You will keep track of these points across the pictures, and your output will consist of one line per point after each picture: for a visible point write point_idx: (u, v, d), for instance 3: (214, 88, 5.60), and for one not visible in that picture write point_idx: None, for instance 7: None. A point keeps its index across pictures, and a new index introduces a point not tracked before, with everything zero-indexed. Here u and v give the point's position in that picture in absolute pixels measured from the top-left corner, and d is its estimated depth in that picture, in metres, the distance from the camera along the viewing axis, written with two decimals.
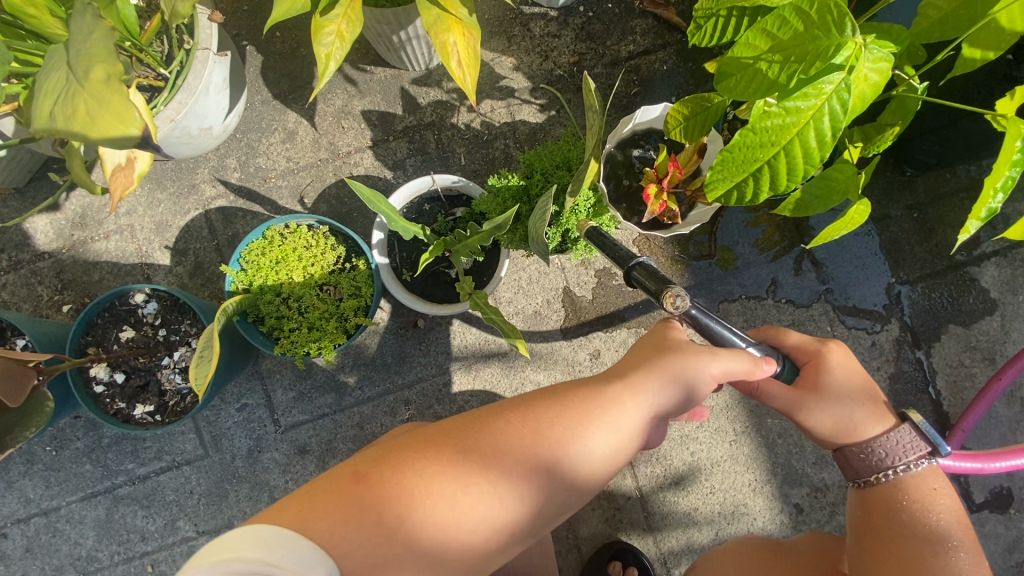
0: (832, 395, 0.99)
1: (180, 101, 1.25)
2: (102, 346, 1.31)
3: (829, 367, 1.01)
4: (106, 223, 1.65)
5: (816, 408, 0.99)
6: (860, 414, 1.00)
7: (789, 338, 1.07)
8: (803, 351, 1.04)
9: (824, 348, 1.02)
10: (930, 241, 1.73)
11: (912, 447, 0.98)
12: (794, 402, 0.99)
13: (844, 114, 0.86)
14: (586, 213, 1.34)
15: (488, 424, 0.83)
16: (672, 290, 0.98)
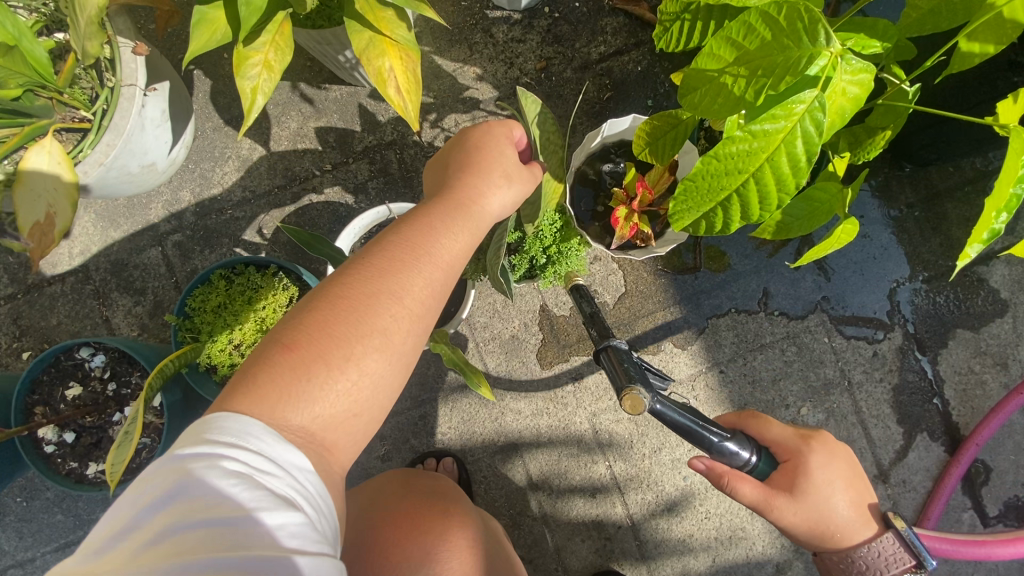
0: (808, 497, 1.01)
1: (108, 142, 1.18)
2: (50, 405, 1.25)
3: (809, 467, 1.02)
4: (60, 264, 1.58)
5: (788, 507, 1.00)
6: (839, 514, 1.02)
7: (770, 430, 1.08)
8: (783, 446, 1.05)
9: (802, 446, 1.04)
10: (933, 240, 1.61)
11: (896, 560, 0.99)
12: (764, 498, 1.02)
13: (819, 136, 0.75)
14: (552, 238, 1.26)
15: (342, 297, 0.76)
16: (632, 392, 0.93)
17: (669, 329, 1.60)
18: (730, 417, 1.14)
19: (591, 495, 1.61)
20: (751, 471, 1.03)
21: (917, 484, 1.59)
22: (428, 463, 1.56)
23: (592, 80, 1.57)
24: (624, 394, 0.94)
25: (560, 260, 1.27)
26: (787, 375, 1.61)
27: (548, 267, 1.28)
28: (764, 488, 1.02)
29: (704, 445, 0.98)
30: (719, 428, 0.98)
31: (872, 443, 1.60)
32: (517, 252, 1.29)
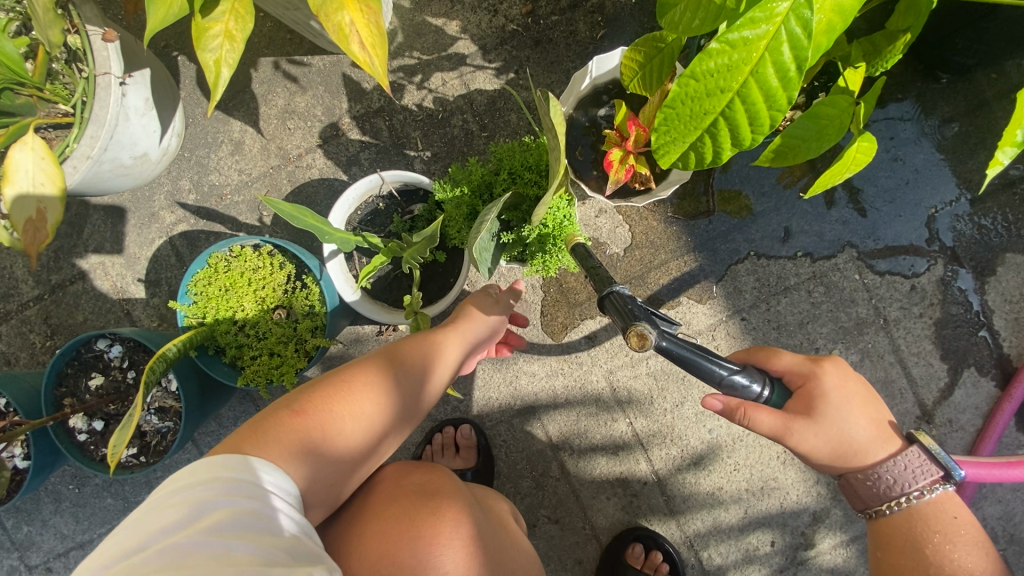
0: (826, 417, 0.94)
1: (93, 134, 1.18)
2: (76, 396, 1.30)
3: (823, 389, 0.96)
4: (79, 263, 1.63)
5: (806, 429, 0.93)
6: (858, 435, 0.95)
7: (778, 359, 1.02)
8: (795, 373, 1.00)
9: (814, 369, 0.98)
10: (975, 157, 1.45)
11: (923, 472, 0.91)
12: (782, 426, 0.93)
13: (807, 38, 0.64)
14: (551, 226, 1.17)
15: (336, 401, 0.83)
16: (638, 328, 0.85)
17: (684, 278, 1.52)
18: (740, 354, 1.08)
19: (614, 453, 1.58)
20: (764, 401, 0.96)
21: (964, 423, 1.48)
22: (446, 431, 1.58)
23: (583, 19, 1.47)
24: (629, 330, 0.86)
25: (552, 250, 1.20)
26: (815, 317, 1.51)
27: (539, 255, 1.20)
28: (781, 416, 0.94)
29: (712, 379, 0.89)
30: (727, 360, 0.89)
31: (912, 383, 1.50)
32: (510, 231, 1.19)
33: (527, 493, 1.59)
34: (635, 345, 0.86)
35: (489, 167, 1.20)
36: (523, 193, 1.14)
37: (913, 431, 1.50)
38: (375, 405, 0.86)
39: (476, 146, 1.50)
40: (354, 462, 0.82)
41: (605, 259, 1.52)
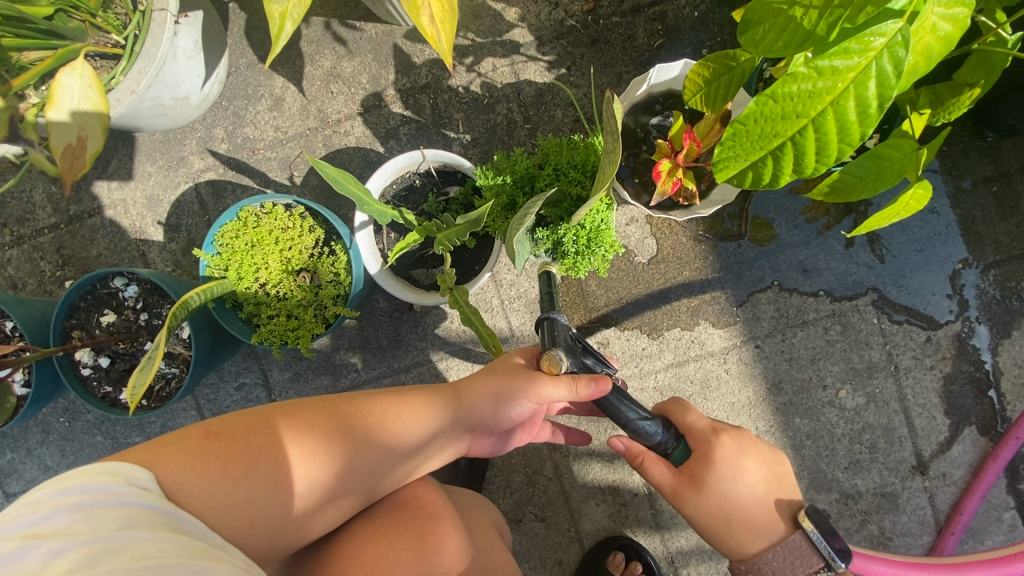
0: (711, 488, 0.98)
1: (139, 70, 1.15)
2: (86, 330, 1.29)
3: (713, 457, 0.99)
4: (100, 197, 1.60)
5: (699, 496, 0.99)
6: (742, 510, 0.97)
7: (688, 418, 1.06)
8: (693, 435, 1.03)
9: (710, 436, 1.01)
10: (1010, 219, 1.46)
11: (805, 563, 0.92)
12: (673, 486, 1.01)
13: (896, 78, 0.64)
14: (589, 228, 1.16)
15: (367, 417, 0.94)
16: (549, 354, 0.97)
17: (705, 298, 1.52)
18: (659, 407, 1.13)
19: (609, 461, 1.59)
20: (666, 455, 1.03)
21: (956, 478, 1.50)
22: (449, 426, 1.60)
23: (643, 25, 1.45)
24: (543, 355, 0.98)
25: (586, 254, 1.18)
26: (828, 355, 1.52)
27: (572, 256, 1.18)
28: (675, 474, 1.01)
29: (620, 419, 1.00)
30: (637, 407, 0.99)
31: (913, 432, 1.51)
32: (546, 228, 1.18)
33: (517, 488, 1.60)
34: (547, 369, 0.98)
35: (534, 161, 1.19)
36: (566, 192, 1.13)
37: (906, 479, 1.51)
38: (403, 419, 0.97)
39: (518, 137, 1.49)
40: (373, 468, 0.94)
41: (629, 268, 1.52)
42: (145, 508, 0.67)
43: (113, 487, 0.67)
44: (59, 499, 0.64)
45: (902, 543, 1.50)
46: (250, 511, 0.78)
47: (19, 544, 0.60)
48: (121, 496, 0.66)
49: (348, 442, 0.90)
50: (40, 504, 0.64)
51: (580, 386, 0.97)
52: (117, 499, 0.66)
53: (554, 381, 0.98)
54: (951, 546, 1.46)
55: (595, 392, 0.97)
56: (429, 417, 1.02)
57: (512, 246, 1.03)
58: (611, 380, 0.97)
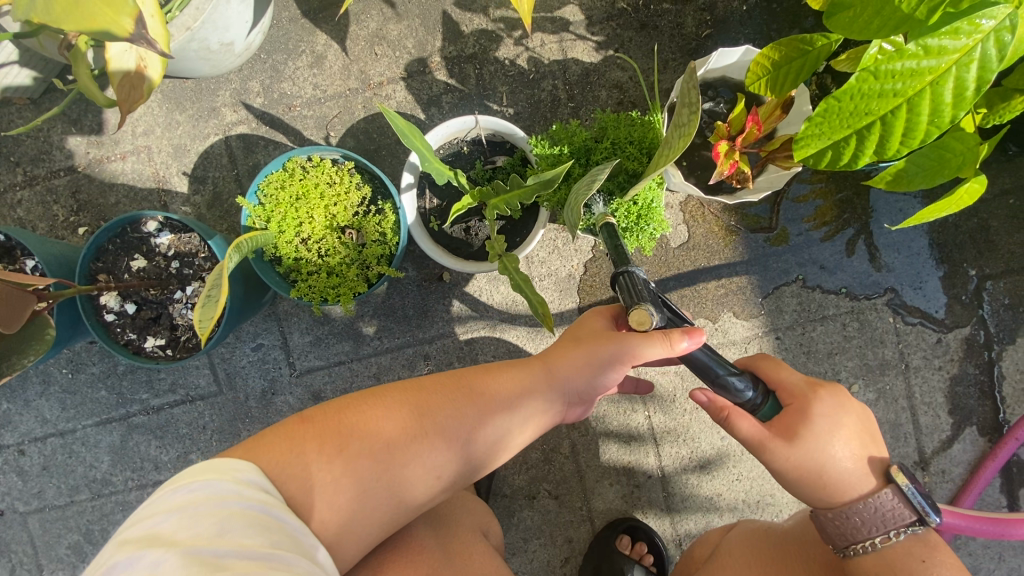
0: (807, 443, 0.98)
1: (198, 6, 1.15)
2: (113, 274, 1.25)
3: (811, 412, 1.00)
4: (123, 142, 1.55)
5: (788, 451, 0.99)
6: (837, 465, 0.98)
7: (781, 374, 1.07)
8: (789, 391, 1.04)
9: (808, 392, 1.02)
10: (1023, 232, 1.53)
11: (896, 514, 0.97)
12: (761, 439, 1.00)
13: (999, 62, 0.68)
14: (641, 205, 1.17)
15: (442, 383, 0.99)
16: (640, 307, 0.96)
17: (731, 288, 1.56)
18: (744, 361, 1.13)
19: (626, 442, 1.61)
20: (755, 411, 1.03)
21: (955, 475, 1.57)
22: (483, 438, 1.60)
23: (693, 14, 1.47)
24: (632, 310, 0.97)
25: (635, 231, 1.19)
26: (844, 350, 1.57)
27: (621, 232, 1.20)
28: (765, 427, 1.01)
29: (710, 375, 1.01)
30: (727, 362, 1.00)
31: (918, 430, 1.57)
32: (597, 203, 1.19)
33: (533, 464, 1.61)
34: (636, 327, 0.98)
35: (590, 134, 1.19)
36: (623, 166, 1.14)
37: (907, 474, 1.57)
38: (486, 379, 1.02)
39: (561, 114, 1.49)
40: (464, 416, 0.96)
41: (660, 254, 1.54)
42: (245, 510, 0.72)
43: (216, 487, 0.73)
44: (169, 502, 0.71)
45: None
46: (344, 471, 0.84)
47: (137, 548, 0.68)
48: (219, 502, 0.72)
49: (429, 399, 0.96)
50: (157, 507, 0.72)
51: (675, 341, 0.98)
52: (217, 503, 0.72)
53: (648, 338, 0.99)
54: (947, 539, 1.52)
55: (688, 345, 0.99)
56: (513, 381, 1.03)
57: (574, 215, 1.04)
58: (703, 330, 0.99)
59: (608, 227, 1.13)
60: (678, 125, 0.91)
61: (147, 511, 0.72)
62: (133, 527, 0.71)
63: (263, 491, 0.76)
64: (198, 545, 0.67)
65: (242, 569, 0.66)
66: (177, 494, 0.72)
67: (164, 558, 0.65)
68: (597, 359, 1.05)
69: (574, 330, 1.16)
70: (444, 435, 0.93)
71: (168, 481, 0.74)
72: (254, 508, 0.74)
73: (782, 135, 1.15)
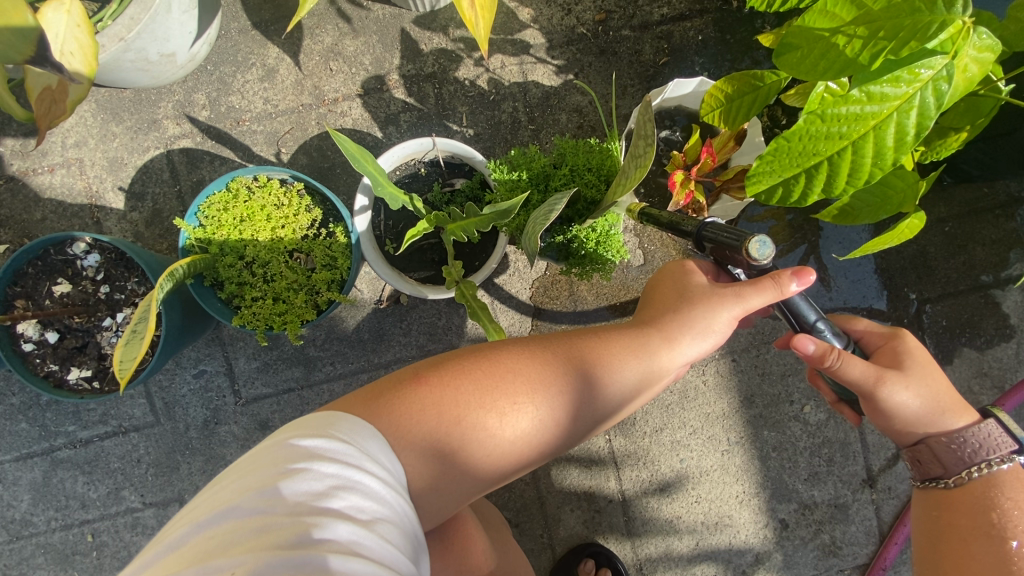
0: (912, 372, 0.97)
1: (133, 15, 1.08)
2: (33, 300, 1.15)
3: (908, 347, 1.00)
4: (51, 155, 1.44)
5: (896, 381, 0.95)
6: (940, 401, 0.98)
7: (858, 324, 1.09)
8: (876, 335, 1.05)
9: (895, 333, 1.03)
10: (958, 258, 1.61)
11: (1003, 441, 0.94)
12: (872, 373, 0.95)
13: (937, 108, 0.70)
14: (599, 233, 1.16)
15: (485, 402, 0.82)
16: (755, 238, 0.82)
17: None
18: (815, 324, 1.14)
19: (587, 466, 1.59)
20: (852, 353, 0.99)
21: (900, 492, 1.61)
22: None
23: (651, 42, 1.50)
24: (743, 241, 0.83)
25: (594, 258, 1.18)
26: (797, 371, 1.60)
27: (579, 259, 1.20)
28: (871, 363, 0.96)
29: (801, 321, 0.96)
30: (816, 307, 0.96)
31: (866, 448, 1.61)
32: (557, 230, 1.19)
33: (493, 491, 1.57)
34: (746, 258, 0.84)
35: (549, 160, 1.18)
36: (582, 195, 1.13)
37: (857, 492, 1.61)
38: (537, 401, 0.85)
39: (521, 137, 1.48)
40: (498, 455, 0.83)
41: (619, 278, 1.54)
42: (355, 475, 0.65)
43: (341, 454, 0.66)
44: (287, 450, 0.65)
45: (850, 552, 1.61)
46: None
47: (256, 498, 0.61)
48: (351, 473, 0.65)
49: (459, 436, 0.80)
50: (280, 459, 0.64)
51: (784, 285, 0.91)
52: (344, 473, 0.65)
53: (755, 288, 0.93)
54: (893, 554, 1.57)
55: (797, 288, 0.91)
56: (565, 406, 0.88)
57: (531, 245, 1.02)
58: (815, 273, 0.90)
59: (648, 212, 1.11)
60: (635, 157, 0.91)
61: (270, 459, 0.64)
62: (250, 478, 0.63)
63: (376, 468, 0.68)
64: (309, 512, 0.59)
65: (347, 549, 0.58)
66: (291, 444, 0.66)
67: (276, 519, 0.58)
68: (705, 309, 0.98)
69: (666, 279, 1.09)
70: (461, 494, 0.82)
71: (291, 426, 0.70)
72: (379, 487, 0.67)
73: (736, 166, 1.17)
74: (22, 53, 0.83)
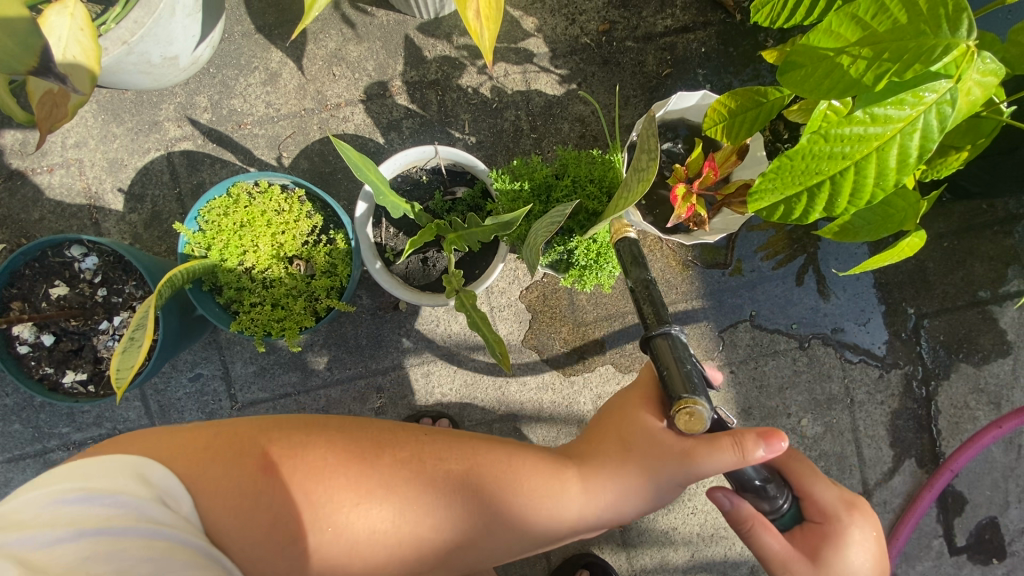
0: (830, 570, 0.87)
1: (136, 19, 1.07)
2: (29, 302, 1.14)
3: (843, 540, 0.89)
4: (51, 154, 1.43)
5: (804, 574, 0.88)
6: (864, 575, 0.88)
7: (815, 485, 0.92)
8: (822, 509, 0.91)
9: (843, 513, 0.90)
10: (956, 273, 1.61)
11: None
12: (784, 557, 0.89)
13: (939, 132, 0.70)
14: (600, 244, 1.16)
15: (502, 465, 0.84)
16: (693, 409, 0.79)
17: (688, 321, 1.58)
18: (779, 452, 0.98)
19: None
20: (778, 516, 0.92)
21: (896, 506, 1.61)
22: None
23: (654, 53, 1.50)
24: (681, 408, 0.80)
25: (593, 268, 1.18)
26: (794, 384, 1.60)
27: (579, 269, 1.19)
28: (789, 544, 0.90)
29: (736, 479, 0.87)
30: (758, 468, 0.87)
31: (862, 462, 1.61)
32: (557, 241, 1.19)
33: None
34: (684, 428, 0.81)
35: (551, 170, 1.18)
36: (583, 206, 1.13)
37: None
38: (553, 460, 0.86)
39: (523, 146, 1.48)
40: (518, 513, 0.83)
41: (619, 289, 1.54)
42: (134, 531, 0.61)
43: (102, 509, 0.62)
44: (57, 510, 0.61)
45: None
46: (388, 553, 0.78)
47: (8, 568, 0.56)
48: (102, 529, 0.61)
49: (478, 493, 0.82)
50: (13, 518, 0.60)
51: (748, 450, 0.79)
52: (103, 530, 0.60)
53: (713, 448, 0.80)
54: None
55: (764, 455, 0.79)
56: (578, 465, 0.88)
57: (532, 256, 1.02)
58: (786, 439, 0.79)
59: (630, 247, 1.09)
60: (638, 171, 0.90)
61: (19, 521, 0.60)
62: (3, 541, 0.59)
63: (169, 517, 0.65)
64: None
65: None
66: (58, 501, 0.61)
67: None
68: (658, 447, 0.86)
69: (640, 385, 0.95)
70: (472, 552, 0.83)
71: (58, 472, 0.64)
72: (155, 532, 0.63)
73: (738, 180, 1.17)
74: (24, 63, 0.82)
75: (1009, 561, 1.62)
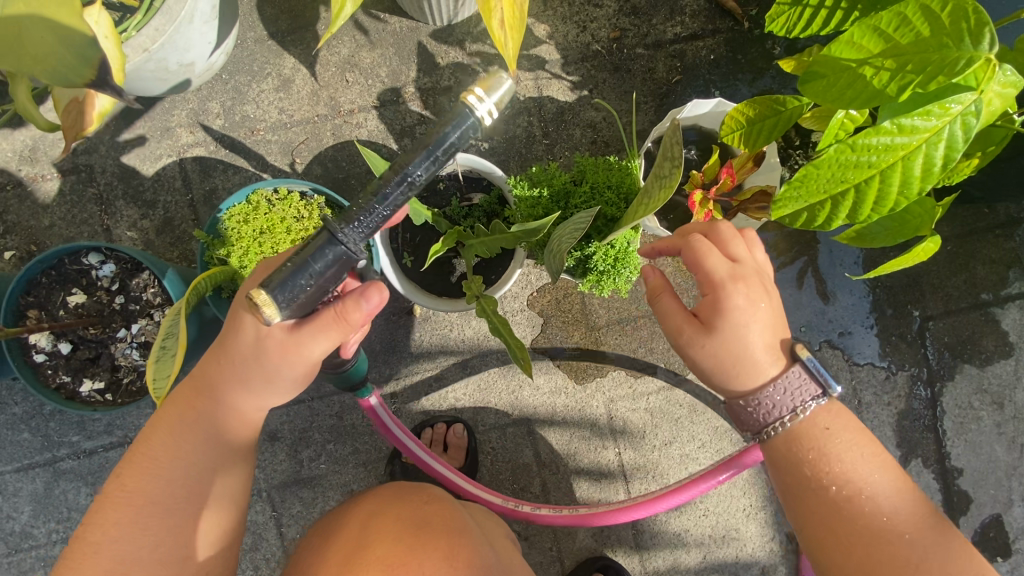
0: (725, 331, 0.87)
1: (157, 27, 1.07)
2: (46, 310, 1.13)
3: (724, 303, 0.86)
4: (61, 160, 1.42)
5: (705, 345, 0.88)
6: (754, 344, 0.87)
7: (706, 260, 0.88)
8: (705, 278, 0.88)
9: (726, 282, 0.87)
10: (959, 276, 1.64)
11: (802, 391, 0.88)
12: (677, 323, 0.91)
13: (964, 142, 0.72)
14: (618, 250, 1.18)
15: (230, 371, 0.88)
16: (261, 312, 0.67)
17: None
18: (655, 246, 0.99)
19: (597, 479, 1.58)
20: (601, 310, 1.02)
21: None
22: (493, 480, 1.57)
23: (664, 60, 1.52)
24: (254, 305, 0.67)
25: (611, 274, 1.20)
26: None
27: (597, 275, 1.21)
28: (686, 313, 0.90)
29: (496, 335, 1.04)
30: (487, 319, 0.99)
31: None
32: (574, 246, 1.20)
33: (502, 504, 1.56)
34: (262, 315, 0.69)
35: (568, 177, 1.19)
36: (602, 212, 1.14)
37: None
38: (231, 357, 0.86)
39: (536, 152, 1.49)
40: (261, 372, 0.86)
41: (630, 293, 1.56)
42: None
43: None
44: None
45: None
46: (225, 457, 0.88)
47: None
48: None
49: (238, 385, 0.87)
50: None
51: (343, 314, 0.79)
52: None
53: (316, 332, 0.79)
54: None
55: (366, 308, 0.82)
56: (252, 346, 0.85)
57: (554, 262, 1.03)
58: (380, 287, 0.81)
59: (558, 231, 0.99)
60: (662, 178, 0.92)
61: None
62: None
63: None
64: None
65: None
66: None
67: None
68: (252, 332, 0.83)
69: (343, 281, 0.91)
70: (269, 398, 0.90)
71: None
72: None
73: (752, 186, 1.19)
74: (80, 76, 0.81)
75: (1014, 558, 1.64)
